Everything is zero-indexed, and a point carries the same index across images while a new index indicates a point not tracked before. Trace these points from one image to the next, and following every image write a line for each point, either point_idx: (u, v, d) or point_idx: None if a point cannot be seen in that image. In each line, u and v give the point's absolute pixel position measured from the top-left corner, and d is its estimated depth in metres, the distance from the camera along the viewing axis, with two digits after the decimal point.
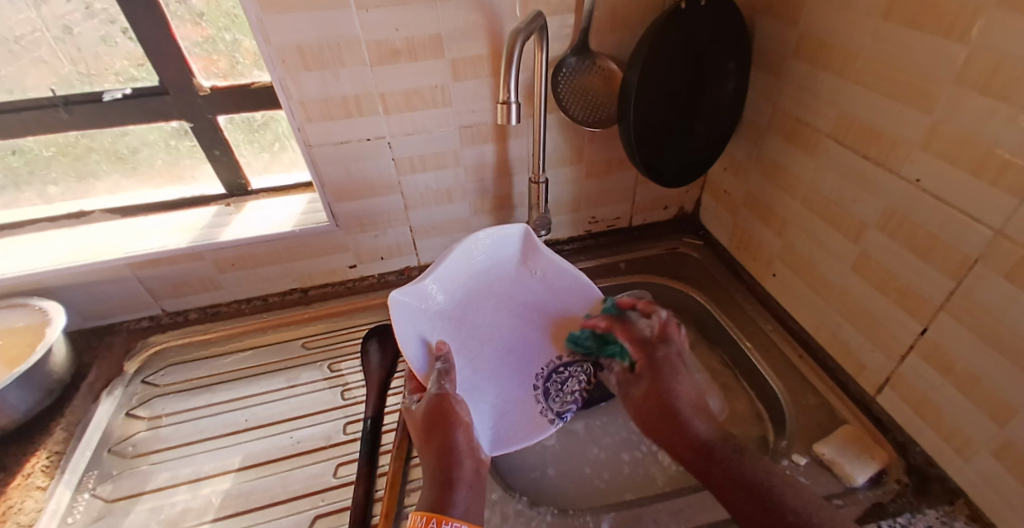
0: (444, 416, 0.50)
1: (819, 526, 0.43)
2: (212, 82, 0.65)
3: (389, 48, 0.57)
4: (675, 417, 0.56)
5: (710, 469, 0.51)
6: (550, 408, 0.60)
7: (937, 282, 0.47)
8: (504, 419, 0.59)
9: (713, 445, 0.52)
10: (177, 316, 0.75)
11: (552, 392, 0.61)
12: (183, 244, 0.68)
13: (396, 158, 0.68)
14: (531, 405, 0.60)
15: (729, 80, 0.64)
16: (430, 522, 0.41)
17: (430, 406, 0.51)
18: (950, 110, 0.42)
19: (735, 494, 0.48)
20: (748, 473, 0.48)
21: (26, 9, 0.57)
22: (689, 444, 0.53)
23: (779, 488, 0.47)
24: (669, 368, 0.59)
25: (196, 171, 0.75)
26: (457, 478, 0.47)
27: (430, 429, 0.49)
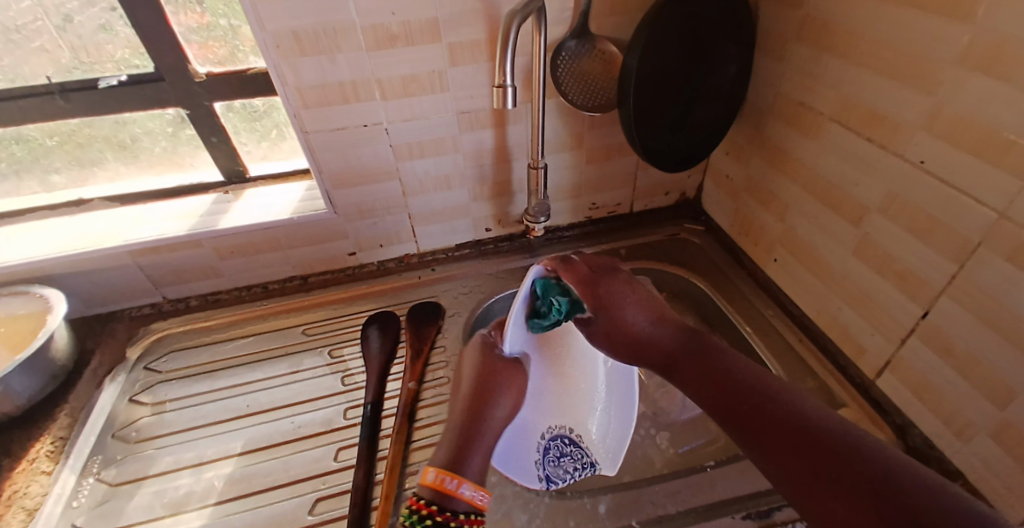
0: (490, 377, 0.49)
1: (791, 399, 0.41)
2: (208, 68, 0.65)
3: (385, 33, 0.57)
4: (639, 336, 0.52)
5: (680, 364, 0.49)
6: (548, 465, 0.55)
7: (937, 265, 0.47)
8: (516, 448, 0.53)
9: (678, 348, 0.50)
10: (177, 303, 0.76)
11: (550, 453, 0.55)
12: (182, 231, 0.68)
13: (394, 145, 0.67)
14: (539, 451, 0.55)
15: (731, 64, 0.64)
16: (455, 481, 0.41)
17: (496, 363, 0.51)
18: (953, 92, 0.41)
19: (709, 386, 0.46)
20: (727, 366, 0.46)
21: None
22: (659, 353, 0.50)
23: (754, 376, 0.45)
24: (618, 292, 0.54)
25: (195, 159, 0.74)
26: (477, 439, 0.45)
27: (479, 384, 0.48)
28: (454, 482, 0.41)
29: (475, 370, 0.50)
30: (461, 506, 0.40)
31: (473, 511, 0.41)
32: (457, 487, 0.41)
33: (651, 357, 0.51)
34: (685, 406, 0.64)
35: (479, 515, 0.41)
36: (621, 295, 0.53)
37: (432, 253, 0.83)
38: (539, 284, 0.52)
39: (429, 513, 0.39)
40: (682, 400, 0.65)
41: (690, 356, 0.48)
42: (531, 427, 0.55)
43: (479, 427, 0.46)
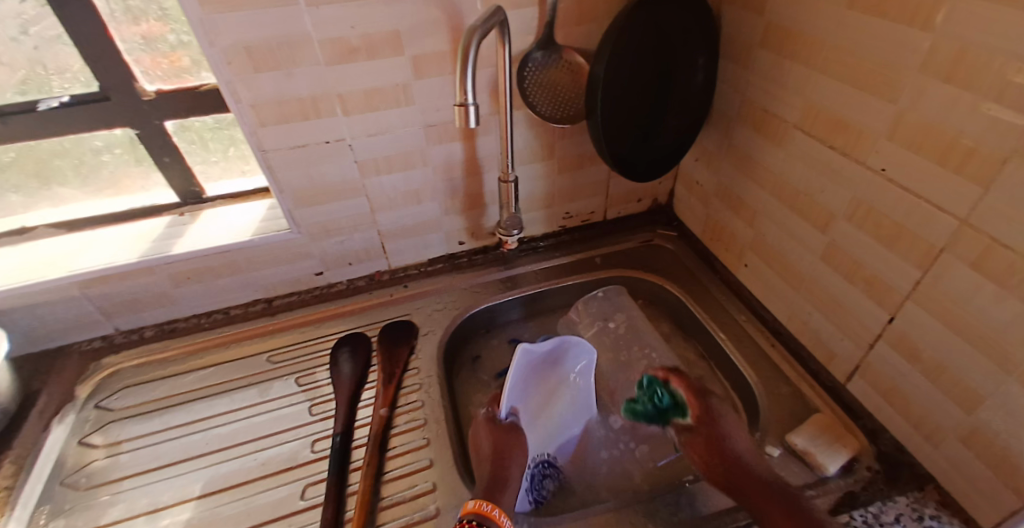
0: (505, 437, 0.54)
1: None
2: (157, 85, 0.61)
3: (345, 46, 0.54)
4: (737, 461, 0.51)
5: (772, 503, 0.46)
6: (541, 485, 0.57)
7: (903, 271, 0.47)
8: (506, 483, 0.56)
9: (778, 487, 0.48)
10: (131, 334, 0.72)
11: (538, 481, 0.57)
12: (132, 258, 0.64)
13: (359, 161, 0.65)
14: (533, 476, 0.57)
15: (699, 72, 0.64)
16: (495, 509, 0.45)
17: (506, 427, 0.56)
18: (915, 100, 0.42)
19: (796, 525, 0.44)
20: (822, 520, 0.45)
21: None
22: (750, 482, 0.49)
23: None
24: (727, 420, 0.56)
25: (146, 181, 0.70)
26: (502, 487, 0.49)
27: (497, 445, 0.53)
28: (491, 507, 0.45)
29: (490, 437, 0.55)
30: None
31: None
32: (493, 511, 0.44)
33: (744, 485, 0.49)
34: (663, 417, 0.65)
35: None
36: (725, 423, 0.56)
37: (404, 269, 0.81)
38: (647, 378, 0.62)
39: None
40: None
41: (786, 497, 0.47)
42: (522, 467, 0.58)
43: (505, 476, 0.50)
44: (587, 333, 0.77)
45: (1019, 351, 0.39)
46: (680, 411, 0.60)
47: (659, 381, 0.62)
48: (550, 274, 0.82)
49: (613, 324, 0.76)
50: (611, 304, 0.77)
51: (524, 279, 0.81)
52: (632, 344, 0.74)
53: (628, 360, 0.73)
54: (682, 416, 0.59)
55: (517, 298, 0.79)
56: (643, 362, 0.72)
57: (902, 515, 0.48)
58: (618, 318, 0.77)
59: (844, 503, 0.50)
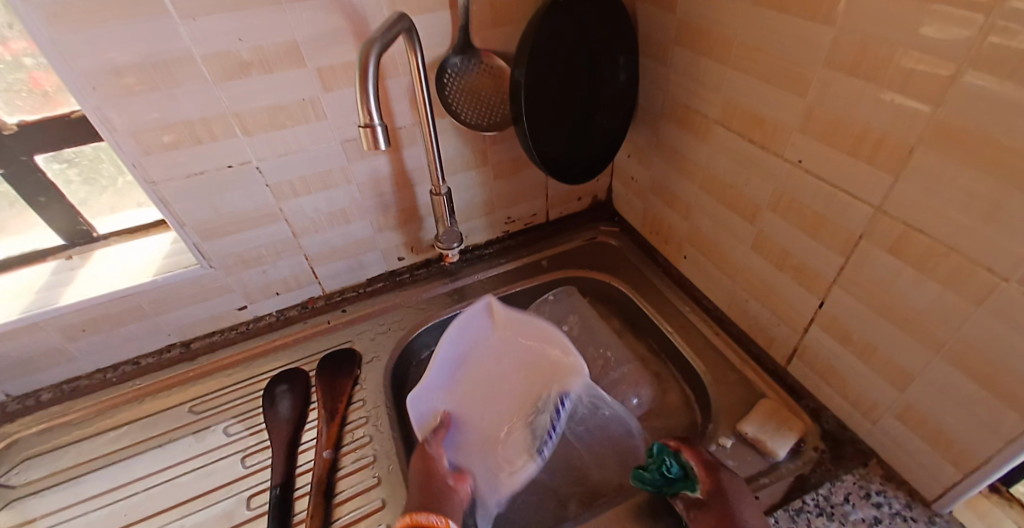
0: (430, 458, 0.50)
1: None
2: (19, 116, 0.53)
3: (235, 62, 0.49)
4: None
5: None
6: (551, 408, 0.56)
7: (828, 258, 0.48)
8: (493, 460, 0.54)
9: None
10: (25, 399, 0.63)
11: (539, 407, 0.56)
12: (13, 316, 0.56)
13: (271, 184, 0.59)
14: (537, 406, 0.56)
15: (620, 72, 0.62)
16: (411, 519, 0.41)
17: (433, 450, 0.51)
18: (823, 93, 0.42)
19: None
20: None
21: None
22: None
23: None
24: (743, 495, 0.46)
25: (20, 224, 0.61)
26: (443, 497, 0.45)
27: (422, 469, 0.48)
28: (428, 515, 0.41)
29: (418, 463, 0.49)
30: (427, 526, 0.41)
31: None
32: (430, 517, 0.41)
33: None
34: None
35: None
36: (742, 502, 0.45)
37: (341, 292, 0.76)
38: (655, 444, 0.51)
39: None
40: None
41: None
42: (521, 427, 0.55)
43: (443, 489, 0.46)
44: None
45: (943, 331, 0.40)
46: (690, 486, 0.47)
47: (671, 448, 0.50)
48: (496, 282, 0.79)
49: (566, 327, 0.74)
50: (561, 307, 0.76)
51: (470, 291, 0.78)
52: (588, 345, 0.72)
53: (584, 361, 0.71)
54: (691, 491, 0.47)
55: (464, 311, 0.75)
56: (598, 362, 0.70)
57: (850, 493, 0.49)
58: (570, 321, 0.75)
59: (796, 487, 0.50)
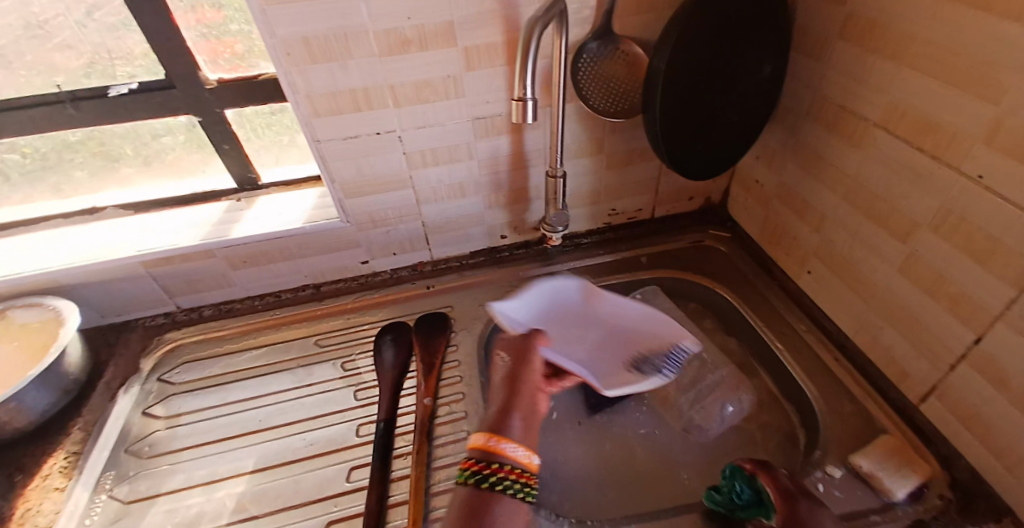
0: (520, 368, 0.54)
1: None
2: (219, 74, 0.63)
3: (398, 37, 0.54)
4: None
5: None
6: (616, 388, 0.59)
7: (995, 289, 0.43)
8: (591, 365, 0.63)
9: None
10: (191, 312, 0.75)
11: (652, 365, 0.61)
12: (194, 241, 0.67)
13: (407, 153, 0.65)
14: (631, 377, 0.61)
15: (764, 65, 0.59)
16: (491, 439, 0.46)
17: (529, 347, 0.56)
18: (1020, 103, 0.37)
19: None
20: None
21: None
22: None
23: None
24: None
25: (206, 165, 0.73)
26: (527, 413, 0.50)
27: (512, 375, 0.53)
28: (509, 445, 0.46)
29: (511, 359, 0.55)
30: (509, 460, 0.45)
31: (522, 468, 0.45)
32: (513, 449, 0.46)
33: None
34: (719, 421, 0.63)
35: (527, 471, 0.45)
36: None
37: (447, 260, 0.81)
38: (729, 466, 0.50)
39: (481, 469, 0.44)
40: (717, 415, 0.63)
41: None
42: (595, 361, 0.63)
43: (527, 409, 0.50)
44: None
45: None
46: (765, 512, 0.46)
47: (743, 468, 0.49)
48: (594, 272, 0.79)
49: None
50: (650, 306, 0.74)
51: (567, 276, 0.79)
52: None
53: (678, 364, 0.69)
54: (767, 518, 0.46)
55: None
56: (694, 364, 0.68)
57: None
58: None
59: None
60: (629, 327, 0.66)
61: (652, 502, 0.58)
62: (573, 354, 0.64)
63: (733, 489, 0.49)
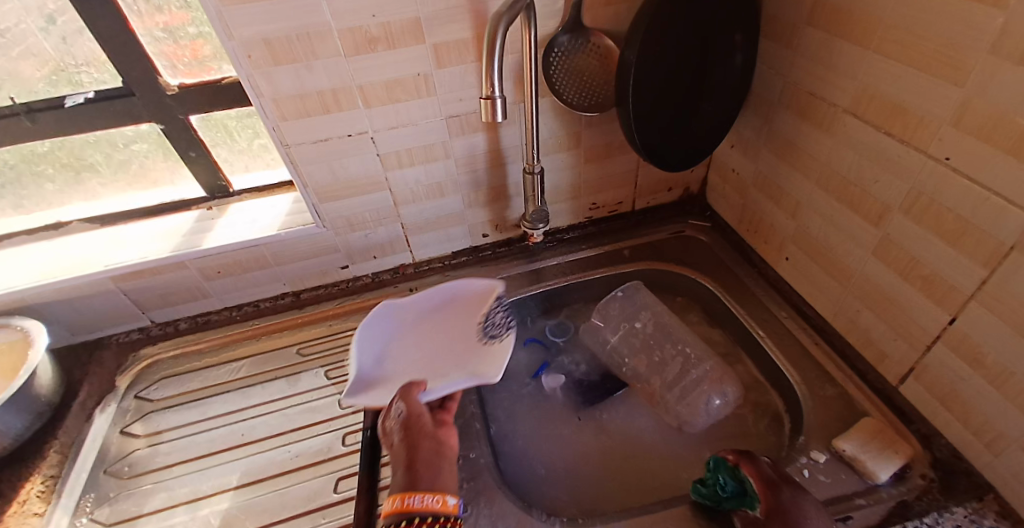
0: (411, 420, 0.49)
1: None
2: (180, 80, 0.61)
3: (364, 36, 0.53)
4: None
5: None
6: (493, 367, 0.59)
7: (967, 270, 0.43)
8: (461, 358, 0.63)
9: None
10: (166, 326, 0.73)
11: (495, 327, 0.63)
12: (165, 253, 0.65)
13: (381, 154, 0.64)
14: (489, 350, 0.62)
15: (735, 54, 0.59)
16: (398, 501, 0.41)
17: (414, 397, 0.51)
18: (985, 83, 0.37)
19: None
20: None
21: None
22: None
23: None
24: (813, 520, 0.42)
25: (174, 174, 0.71)
26: (430, 460, 0.46)
27: (405, 429, 0.48)
28: (420, 497, 0.41)
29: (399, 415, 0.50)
30: (421, 511, 0.40)
31: (438, 515, 0.41)
32: (425, 500, 0.41)
33: None
34: (707, 415, 0.63)
35: (446, 515, 0.41)
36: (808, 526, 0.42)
37: (429, 261, 0.80)
38: (713, 459, 0.51)
39: None
40: (704, 411, 0.63)
41: None
42: (462, 354, 0.63)
43: (432, 455, 0.46)
44: (614, 337, 0.72)
45: None
46: (749, 503, 0.46)
47: (727, 460, 0.50)
48: (577, 267, 0.79)
49: (640, 324, 0.71)
50: (633, 302, 0.72)
51: (549, 273, 0.79)
52: (664, 342, 0.69)
53: (661, 361, 0.67)
54: (750, 509, 0.46)
55: (539, 293, 0.77)
56: (678, 360, 0.67)
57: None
58: (642, 317, 0.71)
59: (896, 513, 0.47)
60: (466, 311, 0.67)
61: (643, 496, 0.58)
62: (435, 369, 0.62)
63: (716, 480, 0.49)
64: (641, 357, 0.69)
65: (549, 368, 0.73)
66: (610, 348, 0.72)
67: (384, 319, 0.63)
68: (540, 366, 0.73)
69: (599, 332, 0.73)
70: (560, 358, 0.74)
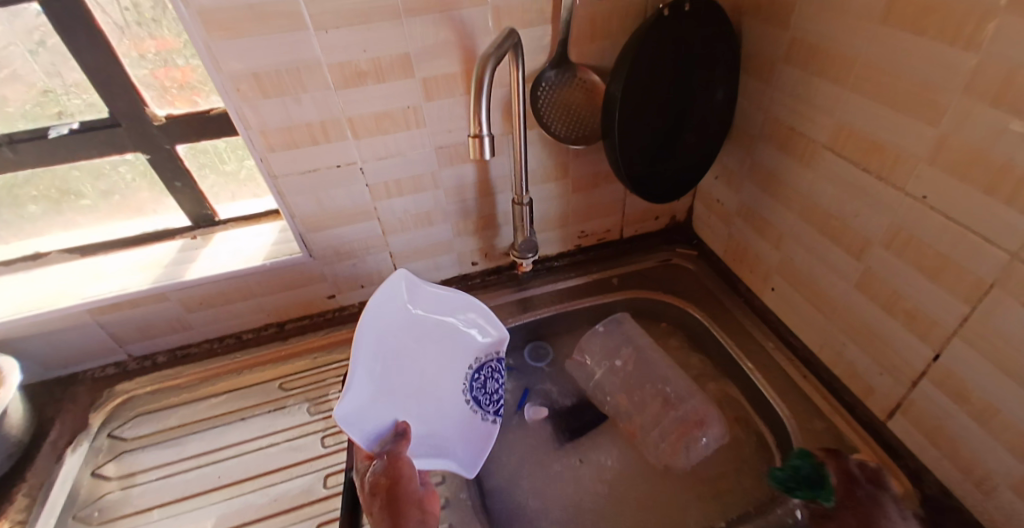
0: (395, 478, 0.45)
1: None
2: (167, 110, 0.61)
3: (354, 70, 0.53)
4: None
5: None
6: (472, 454, 0.59)
7: (948, 305, 0.43)
8: (443, 400, 0.61)
9: None
10: (144, 361, 0.71)
11: (483, 382, 0.63)
12: (145, 285, 0.64)
13: (370, 184, 0.64)
14: (473, 420, 0.62)
15: (717, 90, 0.61)
16: None
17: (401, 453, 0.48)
18: (959, 123, 0.38)
19: None
20: None
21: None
22: None
23: None
24: None
25: (158, 204, 0.70)
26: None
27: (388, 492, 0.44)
28: None
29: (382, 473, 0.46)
30: None
31: None
32: None
33: None
34: (688, 456, 0.62)
35: None
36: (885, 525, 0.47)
37: None
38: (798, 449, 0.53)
39: None
40: (685, 450, 0.62)
41: None
42: (445, 391, 0.61)
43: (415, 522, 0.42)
44: (598, 373, 0.72)
45: None
46: (825, 496, 0.50)
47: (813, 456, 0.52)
48: (566, 295, 0.79)
49: (620, 362, 0.72)
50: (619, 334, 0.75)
51: (538, 302, 0.78)
52: (644, 381, 0.70)
53: (642, 400, 0.68)
54: (825, 502, 0.50)
55: (528, 322, 0.76)
56: (657, 400, 0.67)
57: None
58: (623, 355, 0.73)
59: None
60: (462, 341, 0.64)
61: None
62: (421, 393, 0.59)
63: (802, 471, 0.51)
64: (623, 394, 0.69)
65: (530, 397, 0.72)
66: (595, 384, 0.72)
67: (396, 293, 0.58)
68: (521, 396, 0.72)
69: (585, 368, 0.73)
70: (542, 385, 0.74)
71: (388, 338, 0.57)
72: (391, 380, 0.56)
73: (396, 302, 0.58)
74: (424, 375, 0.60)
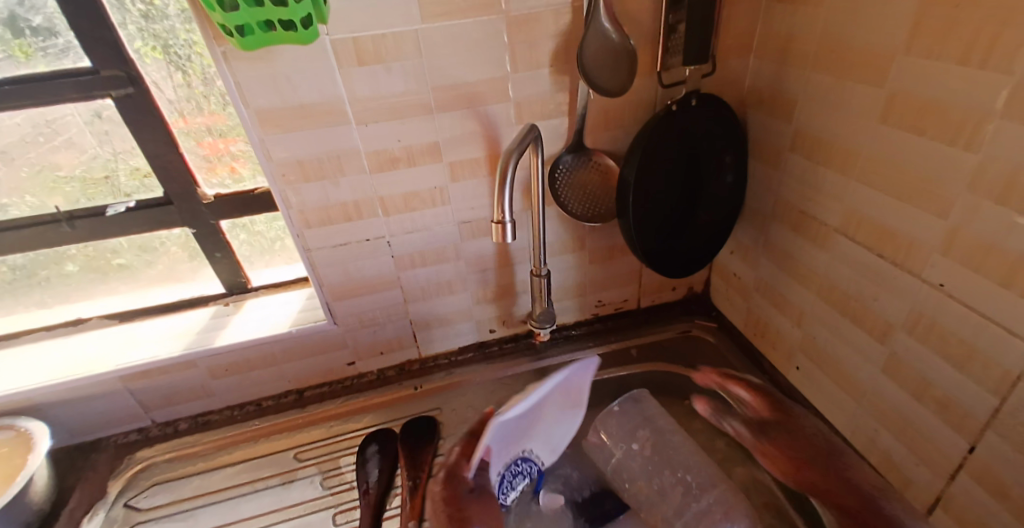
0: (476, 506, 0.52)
1: None
2: (216, 190, 0.67)
3: (388, 157, 0.58)
4: None
5: None
6: None
7: (978, 396, 0.43)
8: (503, 462, 0.58)
9: None
10: (166, 427, 0.72)
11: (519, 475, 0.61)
12: (176, 352, 0.66)
13: (396, 256, 0.67)
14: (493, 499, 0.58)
15: (727, 173, 0.65)
16: None
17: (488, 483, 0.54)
18: (967, 217, 0.40)
19: None
20: None
21: (71, 126, 0.60)
22: None
23: None
24: None
25: (196, 273, 0.75)
26: None
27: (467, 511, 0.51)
28: None
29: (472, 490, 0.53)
30: None
31: None
32: None
33: None
34: None
35: None
36: None
37: (435, 358, 0.80)
38: None
39: None
40: None
41: None
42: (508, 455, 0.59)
43: None
44: (615, 457, 0.69)
45: None
46: None
47: None
48: None
49: (636, 446, 0.68)
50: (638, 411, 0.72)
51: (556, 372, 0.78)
52: (663, 467, 0.66)
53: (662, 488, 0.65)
54: None
55: None
56: (678, 489, 0.63)
57: None
58: (641, 438, 0.69)
59: None
60: (547, 433, 0.63)
61: None
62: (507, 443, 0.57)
63: None
64: (643, 481, 0.66)
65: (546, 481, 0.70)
66: (614, 467, 0.69)
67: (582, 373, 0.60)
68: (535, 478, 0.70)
69: (603, 450, 0.70)
70: (561, 469, 0.72)
71: (556, 391, 0.59)
72: (515, 418, 0.56)
73: (578, 379, 0.60)
74: (520, 431, 0.59)
